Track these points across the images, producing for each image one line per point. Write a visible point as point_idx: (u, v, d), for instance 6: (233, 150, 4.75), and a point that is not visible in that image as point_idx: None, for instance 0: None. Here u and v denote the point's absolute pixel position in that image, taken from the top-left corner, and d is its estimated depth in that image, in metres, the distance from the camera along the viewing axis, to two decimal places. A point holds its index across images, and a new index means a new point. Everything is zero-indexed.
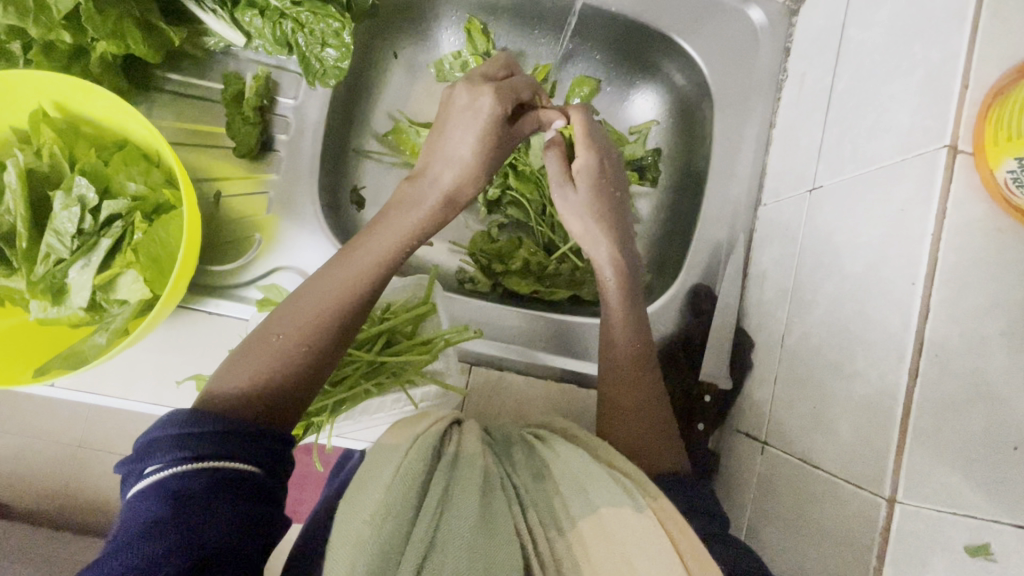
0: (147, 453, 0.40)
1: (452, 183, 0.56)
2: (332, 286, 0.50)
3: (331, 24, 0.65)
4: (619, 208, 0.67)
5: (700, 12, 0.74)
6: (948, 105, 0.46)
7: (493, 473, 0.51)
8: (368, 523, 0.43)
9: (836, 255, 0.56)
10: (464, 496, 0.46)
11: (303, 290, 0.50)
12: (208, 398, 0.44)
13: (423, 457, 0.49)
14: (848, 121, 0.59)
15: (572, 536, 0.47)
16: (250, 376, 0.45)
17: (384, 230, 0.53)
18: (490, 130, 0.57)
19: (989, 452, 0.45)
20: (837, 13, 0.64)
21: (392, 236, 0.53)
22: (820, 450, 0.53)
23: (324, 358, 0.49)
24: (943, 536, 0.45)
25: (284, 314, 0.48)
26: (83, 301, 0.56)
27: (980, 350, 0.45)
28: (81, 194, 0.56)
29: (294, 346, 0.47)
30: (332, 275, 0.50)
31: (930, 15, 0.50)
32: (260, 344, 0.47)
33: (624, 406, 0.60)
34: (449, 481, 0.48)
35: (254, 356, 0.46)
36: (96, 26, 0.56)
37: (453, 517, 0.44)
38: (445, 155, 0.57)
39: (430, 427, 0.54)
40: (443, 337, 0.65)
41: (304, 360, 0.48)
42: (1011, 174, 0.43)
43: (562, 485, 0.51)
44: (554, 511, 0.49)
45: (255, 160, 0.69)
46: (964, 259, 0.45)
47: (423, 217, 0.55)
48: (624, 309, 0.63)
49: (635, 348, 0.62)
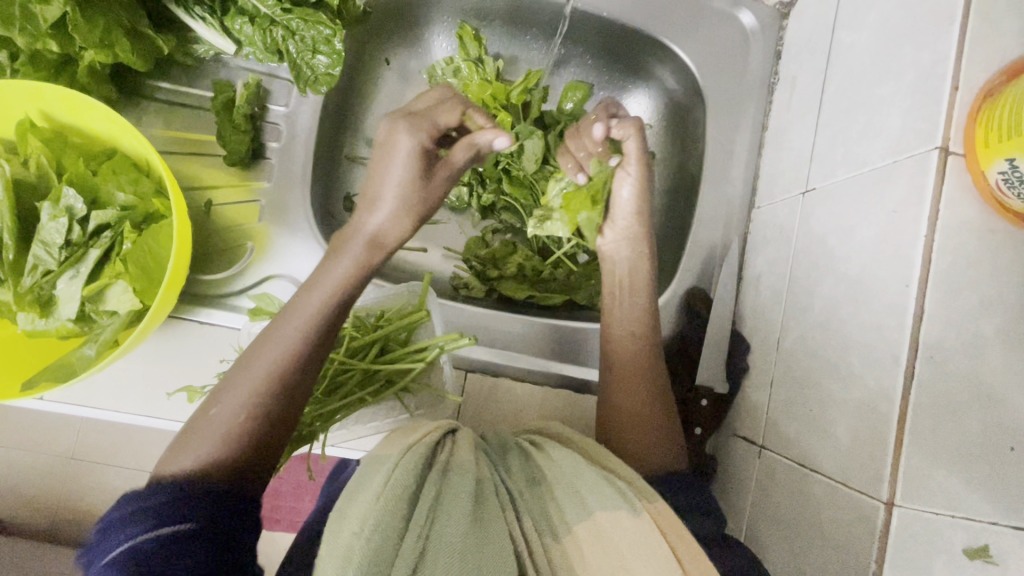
0: (105, 536, 0.40)
1: (380, 229, 0.54)
2: (267, 353, 0.47)
3: (322, 32, 0.65)
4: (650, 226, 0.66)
5: (691, 16, 0.74)
6: (939, 107, 0.46)
7: (486, 479, 0.51)
8: (356, 536, 0.42)
9: (831, 257, 0.56)
10: (456, 504, 0.46)
11: (240, 357, 0.48)
12: (159, 477, 0.44)
13: (415, 468, 0.48)
14: (839, 123, 0.59)
15: (568, 540, 0.47)
16: (194, 455, 0.44)
17: (318, 282, 0.51)
18: (409, 170, 0.55)
19: (987, 453, 0.45)
20: (827, 16, 0.65)
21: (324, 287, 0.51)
22: (817, 452, 0.53)
23: (270, 419, 0.47)
24: (942, 539, 0.45)
25: (224, 383, 0.47)
26: (72, 312, 0.55)
27: (975, 350, 0.45)
28: (69, 205, 0.55)
29: (232, 415, 0.45)
30: (265, 341, 0.48)
31: (919, 18, 0.50)
32: (202, 417, 0.46)
33: (629, 413, 0.60)
34: (440, 489, 0.47)
35: (197, 432, 0.45)
36: (83, 35, 0.56)
37: (445, 525, 0.44)
38: (372, 200, 0.55)
39: (423, 437, 0.53)
40: (437, 345, 0.63)
41: (250, 426, 0.46)
42: (1001, 175, 0.43)
43: (557, 490, 0.50)
44: (550, 517, 0.49)
45: (246, 168, 0.69)
46: (956, 259, 0.45)
47: (352, 266, 0.52)
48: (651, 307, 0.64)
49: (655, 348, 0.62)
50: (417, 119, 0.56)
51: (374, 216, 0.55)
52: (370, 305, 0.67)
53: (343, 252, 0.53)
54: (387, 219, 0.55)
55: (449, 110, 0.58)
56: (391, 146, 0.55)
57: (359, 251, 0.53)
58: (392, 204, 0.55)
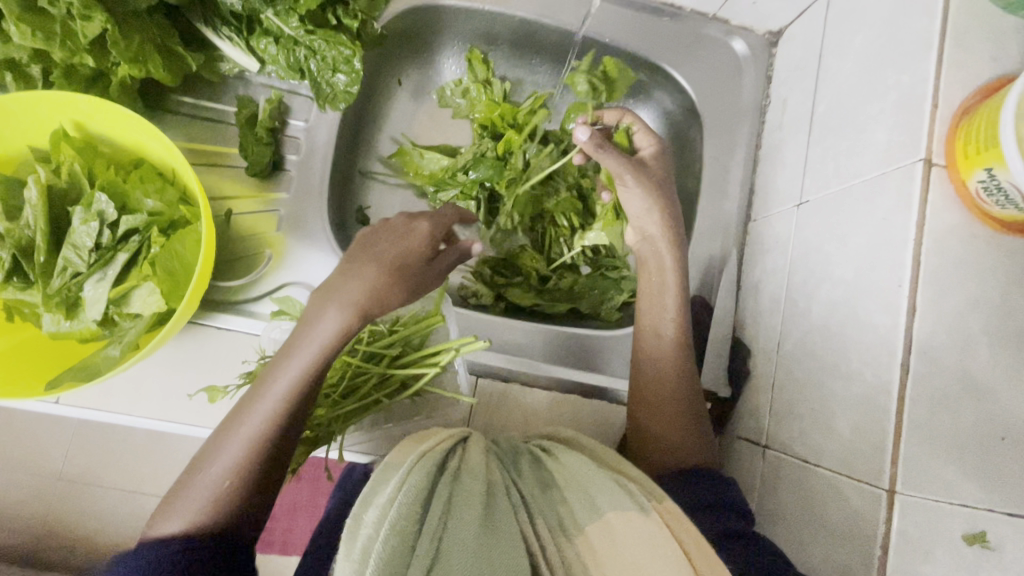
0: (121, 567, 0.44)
1: (360, 294, 0.49)
2: (247, 420, 0.48)
3: (342, 51, 0.68)
4: (674, 223, 0.67)
5: (687, 43, 0.80)
6: (921, 123, 0.51)
7: (498, 482, 0.52)
8: (374, 537, 0.43)
9: (827, 263, 0.59)
10: (467, 504, 0.47)
11: (218, 432, 0.49)
12: (150, 536, 0.46)
13: (427, 471, 0.49)
14: (830, 140, 0.63)
15: (580, 541, 0.47)
16: (184, 515, 0.46)
17: (299, 347, 0.48)
18: (418, 249, 0.54)
19: (978, 442, 0.48)
20: (814, 44, 0.70)
21: (308, 352, 0.48)
22: (819, 448, 0.55)
23: (248, 486, 0.48)
24: (941, 525, 0.47)
25: (208, 445, 0.48)
26: (96, 314, 0.57)
27: (964, 346, 0.48)
28: (100, 209, 0.57)
29: (217, 480, 0.47)
30: (242, 413, 0.48)
31: (901, 45, 0.55)
32: (191, 479, 0.48)
33: (658, 425, 0.62)
34: (452, 492, 0.48)
35: (190, 490, 0.47)
36: (120, 51, 0.58)
37: (458, 525, 0.45)
38: (378, 266, 0.51)
39: (435, 445, 0.54)
40: (453, 348, 0.64)
41: (228, 494, 0.47)
42: (980, 183, 0.47)
43: (568, 493, 0.51)
44: (561, 518, 0.49)
45: (265, 179, 0.71)
46: (944, 261, 0.49)
47: (334, 328, 0.48)
48: (678, 321, 0.64)
49: (677, 355, 0.63)
50: (436, 219, 0.58)
51: (357, 279, 0.50)
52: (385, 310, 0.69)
53: (320, 306, 0.49)
54: (371, 287, 0.49)
55: (450, 214, 0.61)
56: (404, 230, 0.55)
57: (342, 313, 0.48)
58: (382, 274, 0.50)
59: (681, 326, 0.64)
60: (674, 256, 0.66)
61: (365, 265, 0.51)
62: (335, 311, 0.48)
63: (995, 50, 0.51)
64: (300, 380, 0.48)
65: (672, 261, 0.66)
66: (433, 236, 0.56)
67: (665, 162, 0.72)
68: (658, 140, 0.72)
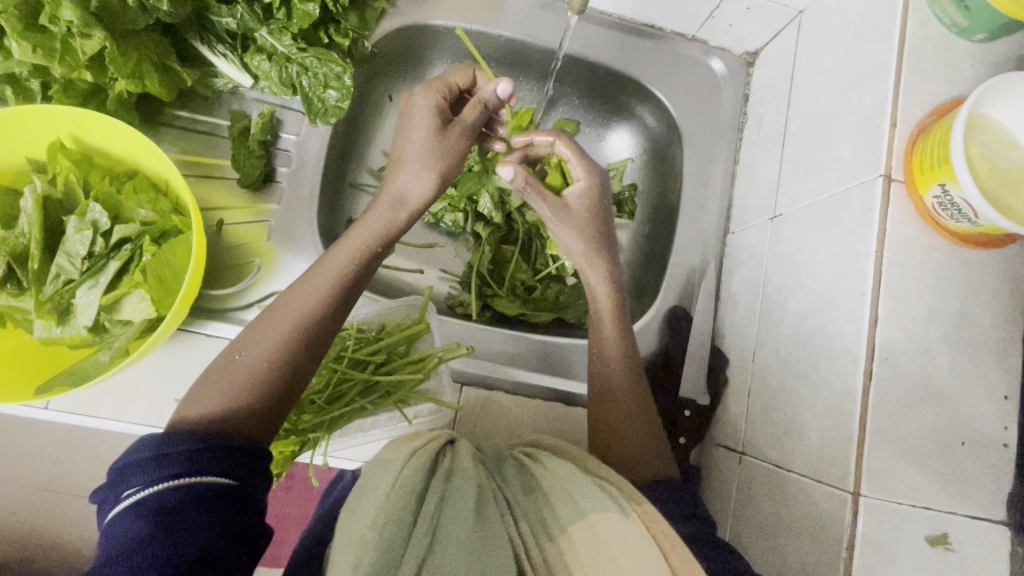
0: (124, 477, 0.42)
1: (406, 190, 0.59)
2: (289, 307, 0.51)
3: (333, 69, 0.70)
4: (609, 246, 0.68)
5: (668, 62, 0.83)
6: (881, 141, 0.54)
7: (487, 485, 0.53)
8: (371, 526, 0.45)
9: (798, 274, 0.61)
10: (459, 502, 0.49)
11: (260, 321, 0.51)
12: (177, 421, 0.46)
13: (419, 469, 0.52)
14: (801, 156, 0.66)
15: (562, 540, 0.49)
16: (217, 397, 0.47)
17: (346, 241, 0.56)
18: (427, 123, 0.61)
19: (937, 446, 0.50)
20: (787, 65, 0.73)
21: (355, 240, 0.56)
22: (791, 453, 0.56)
23: (290, 371, 0.50)
24: (906, 527, 0.49)
25: (251, 333, 0.51)
26: (88, 320, 0.58)
27: (924, 352, 0.50)
28: (94, 218, 0.59)
29: (258, 359, 0.49)
30: (285, 302, 0.52)
31: (865, 67, 0.58)
32: (230, 363, 0.49)
33: (624, 436, 0.63)
34: (444, 492, 0.50)
35: (224, 374, 0.48)
36: (117, 67, 0.60)
37: (449, 521, 0.47)
38: (417, 158, 0.59)
39: (426, 444, 0.57)
40: (436, 355, 0.68)
41: (270, 375, 0.49)
42: (935, 198, 0.50)
43: (552, 496, 0.52)
44: (545, 521, 0.51)
45: (257, 191, 0.73)
46: (903, 271, 0.51)
47: (381, 223, 0.58)
48: (618, 335, 0.65)
49: (628, 368, 0.64)
50: (431, 86, 0.64)
51: (398, 180, 0.60)
52: (370, 319, 0.71)
53: (373, 207, 0.59)
54: (407, 177, 0.59)
55: (460, 77, 0.67)
56: (411, 114, 0.62)
57: (383, 209, 0.58)
58: (416, 169, 0.59)
59: (626, 354, 0.65)
60: (604, 258, 0.67)
61: (404, 160, 0.60)
62: (383, 209, 0.58)
63: (950, 73, 0.55)
64: (346, 269, 0.54)
65: (603, 260, 0.67)
66: (441, 111, 0.63)
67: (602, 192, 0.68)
68: (591, 175, 0.67)
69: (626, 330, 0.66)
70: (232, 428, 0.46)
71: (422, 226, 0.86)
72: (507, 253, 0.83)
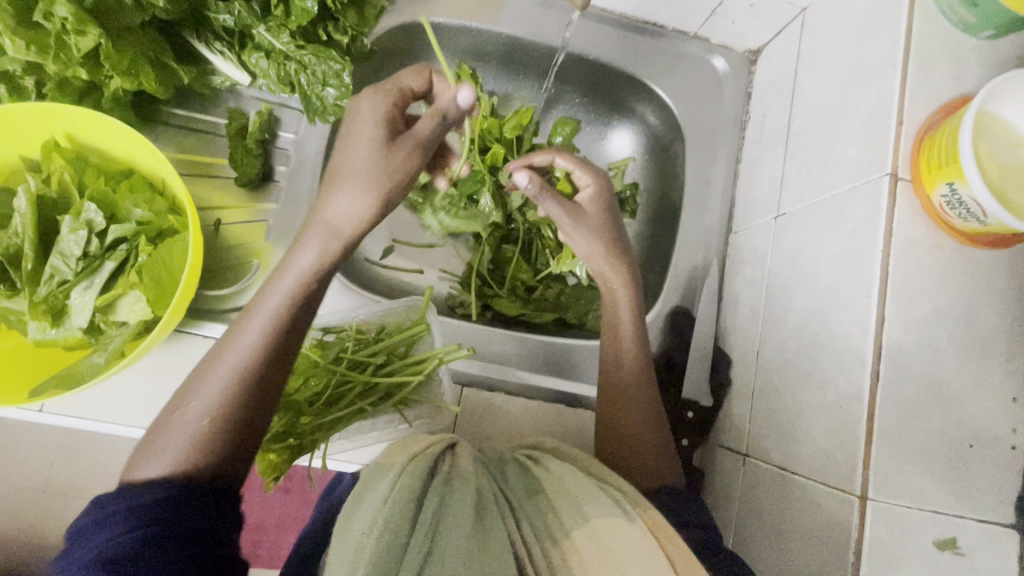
0: (79, 541, 0.40)
1: (339, 217, 0.53)
2: (225, 360, 0.47)
3: (332, 66, 0.69)
4: (620, 244, 0.67)
5: (670, 60, 0.82)
6: (887, 139, 0.53)
7: (487, 489, 0.52)
8: (367, 532, 0.44)
9: (802, 274, 0.60)
10: (458, 508, 0.48)
11: (199, 370, 0.48)
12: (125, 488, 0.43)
13: (417, 474, 0.50)
14: (805, 155, 0.65)
15: (564, 545, 0.48)
16: (162, 457, 0.43)
17: (282, 271, 0.51)
18: (368, 137, 0.56)
19: (945, 448, 0.49)
20: (789, 63, 0.73)
21: (290, 270, 0.51)
22: (796, 455, 0.56)
23: (235, 420, 0.46)
24: (913, 531, 0.48)
25: (189, 386, 0.47)
26: (83, 322, 0.57)
27: (931, 354, 0.49)
28: (89, 218, 0.58)
29: (198, 414, 0.45)
30: (221, 352, 0.48)
31: (870, 64, 0.57)
32: (169, 421, 0.45)
33: (630, 437, 0.62)
34: (443, 496, 0.49)
35: (166, 432, 0.45)
36: (113, 64, 0.59)
37: (447, 529, 0.45)
38: (349, 179, 0.54)
39: (425, 448, 0.55)
40: (437, 356, 0.67)
41: (215, 427, 0.45)
42: (943, 198, 0.49)
43: (556, 500, 0.52)
44: (549, 526, 0.50)
45: (255, 191, 0.72)
46: (910, 272, 0.50)
47: (317, 250, 0.52)
48: (635, 333, 0.65)
49: (641, 368, 0.64)
50: (381, 92, 0.60)
51: (334, 201, 0.53)
52: (371, 320, 0.70)
53: (306, 234, 0.53)
54: (343, 195, 0.53)
55: (412, 77, 0.63)
56: (353, 128, 0.58)
57: (319, 234, 0.53)
58: (356, 189, 0.53)
59: (640, 360, 0.64)
60: (620, 262, 0.66)
61: (333, 182, 0.54)
62: (317, 235, 0.53)
63: (957, 70, 0.54)
64: (283, 300, 0.50)
65: (618, 263, 0.66)
66: (384, 119, 0.58)
67: (606, 201, 0.69)
68: (597, 178, 0.69)
69: (643, 328, 0.65)
70: (184, 487, 0.43)
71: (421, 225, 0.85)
72: (507, 252, 0.82)
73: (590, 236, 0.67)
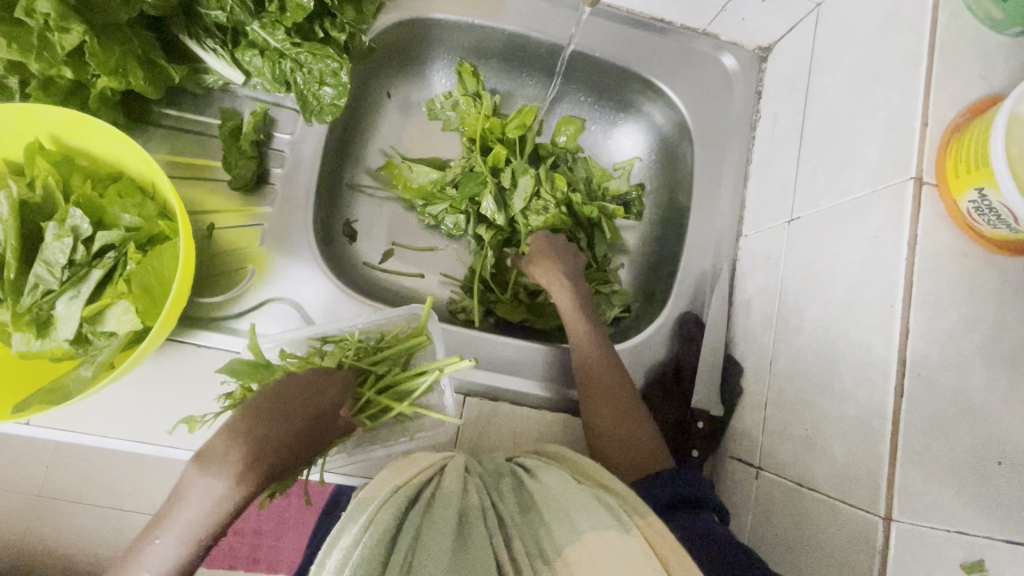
0: None
1: (265, 468, 0.44)
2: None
3: (329, 65, 0.67)
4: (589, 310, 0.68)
5: (679, 58, 0.79)
6: (911, 141, 0.51)
7: (473, 508, 0.50)
8: None
9: (819, 281, 0.58)
10: (436, 540, 0.45)
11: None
12: None
13: (397, 506, 0.48)
14: (820, 156, 0.62)
15: (558, 563, 0.46)
16: None
17: (191, 508, 0.43)
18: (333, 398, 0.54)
19: (973, 466, 0.47)
20: (803, 60, 0.70)
21: (204, 514, 0.43)
22: (814, 470, 0.54)
23: None
24: (940, 552, 0.46)
25: None
26: (68, 333, 0.55)
27: (958, 367, 0.47)
28: (75, 225, 0.56)
29: None
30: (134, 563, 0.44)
31: (890, 63, 0.55)
32: None
33: (612, 427, 0.62)
34: (421, 528, 0.47)
35: None
36: (99, 63, 0.57)
37: (424, 567, 0.43)
38: (262, 417, 0.46)
39: (411, 475, 0.53)
40: (437, 367, 0.64)
41: None
42: (971, 203, 0.47)
43: (548, 514, 0.50)
44: (540, 543, 0.48)
45: (249, 194, 0.70)
46: (936, 281, 0.48)
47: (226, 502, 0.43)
48: (586, 331, 0.66)
49: (601, 351, 0.65)
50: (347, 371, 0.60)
51: (263, 451, 0.44)
52: (369, 329, 0.67)
53: (210, 469, 0.42)
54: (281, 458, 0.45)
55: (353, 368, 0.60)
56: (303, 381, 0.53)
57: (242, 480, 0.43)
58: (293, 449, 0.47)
59: (598, 352, 0.64)
60: (579, 320, 0.67)
61: (245, 421, 0.45)
62: (234, 481, 0.43)
63: (983, 68, 0.52)
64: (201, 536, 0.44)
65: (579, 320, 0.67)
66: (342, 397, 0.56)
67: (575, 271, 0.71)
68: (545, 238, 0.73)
69: (592, 321, 0.67)
70: None
71: (422, 228, 0.83)
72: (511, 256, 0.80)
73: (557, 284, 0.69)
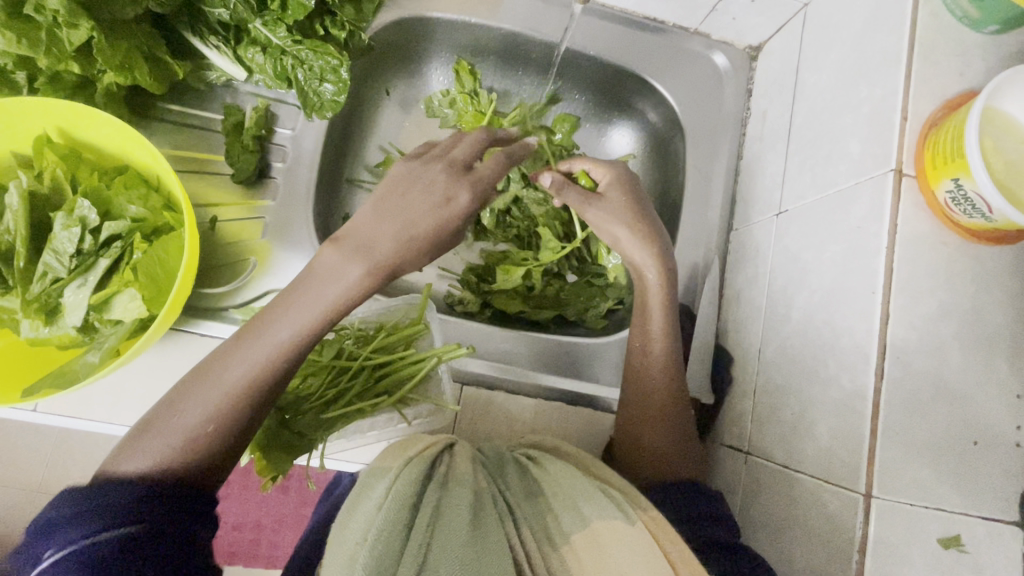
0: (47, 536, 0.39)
1: (389, 251, 0.52)
2: (242, 360, 0.47)
3: (329, 62, 0.68)
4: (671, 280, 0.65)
5: (671, 56, 0.81)
6: (892, 135, 0.53)
7: (484, 489, 0.52)
8: (363, 540, 0.43)
9: (805, 271, 0.60)
10: (456, 510, 0.47)
11: (224, 351, 0.48)
12: (110, 473, 0.43)
13: (415, 477, 0.50)
14: (807, 151, 0.64)
15: (565, 549, 0.47)
16: (157, 449, 0.44)
17: (322, 285, 0.50)
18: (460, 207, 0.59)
19: (949, 446, 0.49)
20: (791, 59, 0.72)
21: (339, 286, 0.50)
22: (799, 453, 0.55)
23: (232, 435, 0.47)
24: (918, 528, 0.48)
25: (185, 387, 0.47)
26: (76, 320, 0.57)
27: (936, 351, 0.49)
28: (82, 215, 0.57)
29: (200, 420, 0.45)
30: (252, 333, 0.49)
31: (872, 60, 0.57)
32: (166, 416, 0.45)
33: (643, 439, 0.62)
34: (439, 500, 0.48)
35: (163, 426, 0.45)
36: (106, 58, 0.58)
37: (445, 533, 0.45)
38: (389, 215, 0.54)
39: (420, 452, 0.55)
40: (434, 354, 0.66)
41: (216, 438, 0.46)
42: (948, 194, 0.49)
43: (555, 501, 0.51)
44: (547, 528, 0.49)
45: (250, 187, 0.72)
46: (915, 269, 0.50)
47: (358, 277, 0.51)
48: (665, 324, 0.64)
49: (667, 363, 0.63)
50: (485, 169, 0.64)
51: (388, 237, 0.53)
52: (368, 318, 0.70)
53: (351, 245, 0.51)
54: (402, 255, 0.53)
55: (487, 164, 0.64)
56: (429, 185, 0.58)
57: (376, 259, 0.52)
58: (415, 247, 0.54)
59: (668, 351, 0.63)
60: (663, 291, 0.64)
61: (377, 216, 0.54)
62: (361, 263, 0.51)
63: (961, 65, 0.54)
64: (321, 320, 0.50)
65: (661, 295, 0.64)
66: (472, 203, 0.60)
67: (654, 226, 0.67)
68: (613, 169, 0.71)
69: (672, 316, 0.65)
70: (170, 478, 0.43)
71: None
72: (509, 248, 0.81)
73: (642, 249, 0.65)
